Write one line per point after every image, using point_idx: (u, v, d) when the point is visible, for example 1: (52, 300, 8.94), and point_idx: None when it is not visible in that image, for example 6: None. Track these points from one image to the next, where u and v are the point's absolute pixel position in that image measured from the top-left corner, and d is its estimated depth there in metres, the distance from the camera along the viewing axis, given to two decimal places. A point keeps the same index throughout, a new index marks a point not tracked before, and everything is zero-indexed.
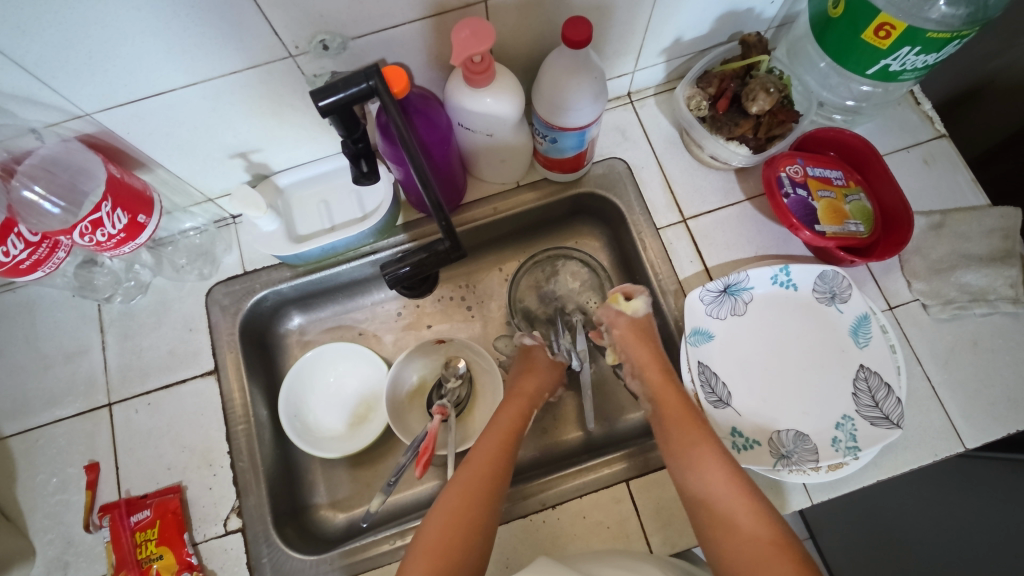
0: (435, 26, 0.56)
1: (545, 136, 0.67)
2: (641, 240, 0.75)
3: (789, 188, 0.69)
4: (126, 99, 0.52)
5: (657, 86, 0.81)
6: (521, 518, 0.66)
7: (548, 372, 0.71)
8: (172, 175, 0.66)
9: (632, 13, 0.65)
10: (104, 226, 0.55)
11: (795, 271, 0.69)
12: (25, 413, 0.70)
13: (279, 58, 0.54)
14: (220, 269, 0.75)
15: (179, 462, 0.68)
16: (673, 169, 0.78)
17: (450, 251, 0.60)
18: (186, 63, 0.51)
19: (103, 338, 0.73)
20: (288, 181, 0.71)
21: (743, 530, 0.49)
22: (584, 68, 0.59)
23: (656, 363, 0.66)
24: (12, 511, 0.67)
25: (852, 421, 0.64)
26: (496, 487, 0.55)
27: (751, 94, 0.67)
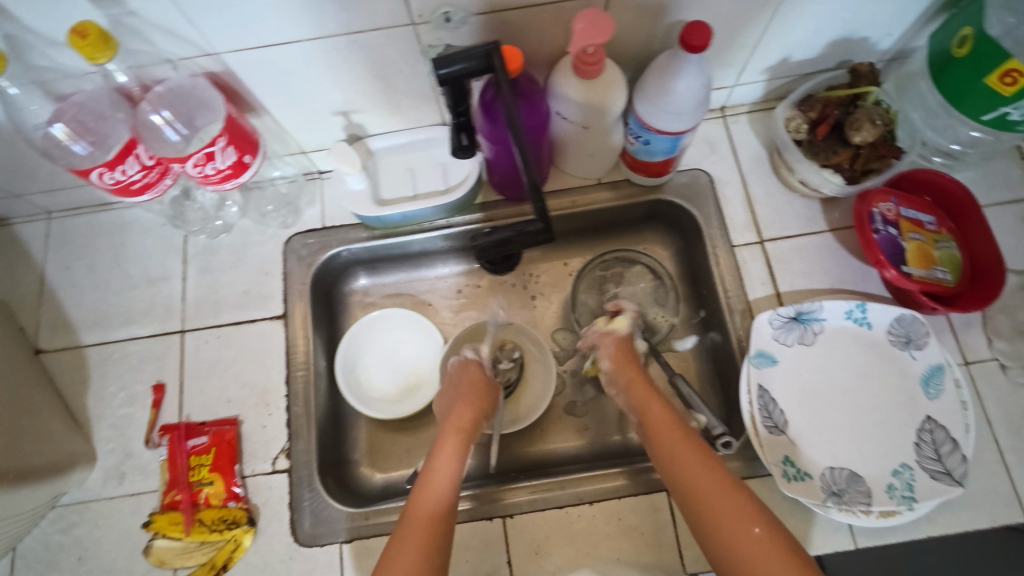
0: (557, 13, 0.57)
1: (637, 137, 0.67)
2: (714, 255, 0.75)
3: (880, 225, 0.67)
4: (255, 43, 0.55)
5: (753, 104, 0.80)
6: (502, 518, 0.66)
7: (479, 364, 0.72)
8: (276, 124, 0.68)
9: (746, 26, 0.65)
10: (216, 160, 0.57)
11: (871, 310, 0.68)
12: (104, 326, 0.74)
13: (403, 24, 0.55)
14: (302, 220, 0.77)
15: (239, 397, 0.71)
16: (757, 189, 0.77)
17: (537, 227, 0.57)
18: (318, 17, 0.53)
19: (185, 269, 0.76)
20: (380, 145, 0.73)
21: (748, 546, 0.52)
22: (693, 73, 0.58)
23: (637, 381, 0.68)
24: (80, 415, 0.71)
25: (910, 471, 0.63)
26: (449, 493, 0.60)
27: (856, 124, 0.66)
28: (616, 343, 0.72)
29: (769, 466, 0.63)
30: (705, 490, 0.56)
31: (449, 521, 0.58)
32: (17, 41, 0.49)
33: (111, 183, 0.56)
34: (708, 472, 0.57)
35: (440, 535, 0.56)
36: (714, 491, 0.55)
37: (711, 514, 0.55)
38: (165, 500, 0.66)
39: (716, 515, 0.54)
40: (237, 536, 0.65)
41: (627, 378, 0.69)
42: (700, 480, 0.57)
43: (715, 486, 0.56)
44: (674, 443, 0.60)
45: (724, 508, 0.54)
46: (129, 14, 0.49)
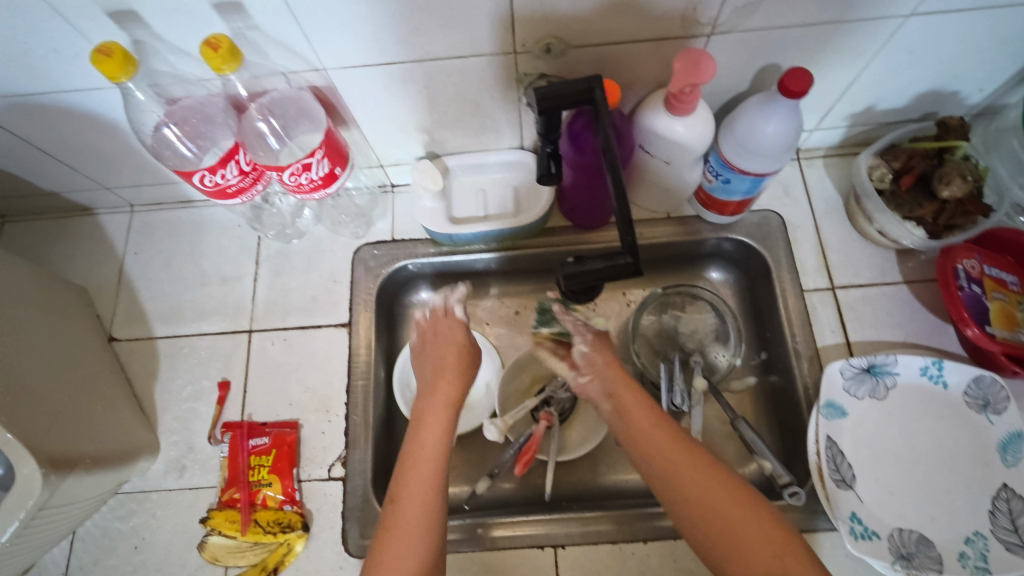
0: (655, 50, 0.57)
1: (717, 175, 0.67)
2: (782, 298, 0.74)
3: (964, 282, 0.66)
4: (361, 62, 0.57)
5: (829, 148, 0.80)
6: (553, 548, 0.66)
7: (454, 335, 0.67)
8: (362, 138, 0.70)
9: (836, 73, 0.65)
10: (311, 170, 0.58)
11: (948, 368, 0.66)
12: (176, 320, 0.76)
13: (504, 52, 0.57)
14: (373, 232, 0.79)
15: (300, 401, 0.72)
16: (830, 235, 0.77)
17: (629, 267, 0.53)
18: (426, 40, 0.54)
19: (257, 270, 0.78)
20: (457, 164, 0.75)
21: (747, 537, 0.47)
22: (785, 116, 0.58)
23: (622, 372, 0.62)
24: (148, 405, 0.73)
25: (985, 541, 0.60)
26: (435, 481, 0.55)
27: (946, 178, 0.65)
28: (593, 333, 0.67)
29: (835, 522, 0.61)
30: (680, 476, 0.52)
31: (434, 544, 0.52)
32: (144, 47, 0.52)
33: (210, 185, 0.58)
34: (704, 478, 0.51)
35: (424, 557, 0.50)
36: (691, 473, 0.51)
37: (703, 510, 0.50)
38: (223, 497, 0.67)
39: (710, 512, 0.49)
40: (290, 540, 0.65)
41: (602, 364, 0.64)
42: (701, 488, 0.51)
43: (693, 470, 0.52)
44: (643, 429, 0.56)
45: (708, 494, 0.50)
46: (253, 28, 0.51)
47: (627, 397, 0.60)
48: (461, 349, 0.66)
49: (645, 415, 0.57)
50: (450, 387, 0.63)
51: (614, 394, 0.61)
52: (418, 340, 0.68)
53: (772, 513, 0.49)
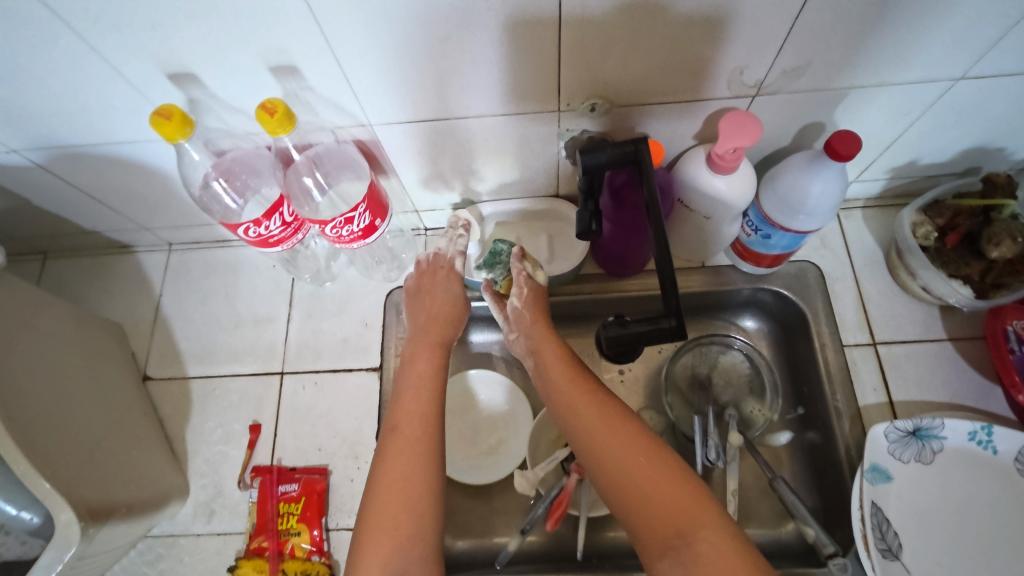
0: (699, 109, 0.57)
1: (756, 230, 0.66)
2: (822, 352, 0.72)
3: (1015, 344, 0.64)
4: (406, 118, 0.57)
5: (868, 199, 0.79)
6: None
7: (449, 290, 0.67)
8: (400, 186, 0.71)
9: (880, 131, 0.64)
10: (353, 224, 0.59)
11: (998, 433, 0.63)
12: (210, 361, 0.77)
13: (547, 110, 0.57)
14: (405, 275, 0.79)
15: (330, 446, 0.71)
16: (870, 289, 0.75)
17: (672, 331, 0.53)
18: (470, 99, 0.55)
19: (290, 311, 0.79)
20: (490, 211, 0.75)
21: (662, 497, 0.50)
22: (830, 176, 0.57)
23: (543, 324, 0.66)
24: (179, 447, 0.73)
25: None
26: (428, 435, 0.56)
27: (995, 238, 0.63)
28: (531, 287, 0.67)
29: None
30: (608, 441, 0.54)
31: (433, 495, 0.53)
32: (198, 105, 0.54)
33: (253, 236, 0.59)
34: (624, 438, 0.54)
35: (420, 507, 0.52)
36: (614, 438, 0.54)
37: (624, 472, 0.52)
38: (251, 544, 0.67)
39: (631, 474, 0.52)
40: None
41: (532, 323, 0.65)
42: (623, 452, 0.53)
43: (616, 434, 0.54)
44: (575, 394, 0.59)
45: (626, 453, 0.53)
46: (306, 89, 0.52)
47: (555, 362, 0.62)
48: (452, 304, 0.67)
49: (567, 381, 0.60)
50: (437, 337, 0.64)
51: (537, 352, 0.64)
52: (414, 283, 0.69)
53: (681, 468, 0.52)
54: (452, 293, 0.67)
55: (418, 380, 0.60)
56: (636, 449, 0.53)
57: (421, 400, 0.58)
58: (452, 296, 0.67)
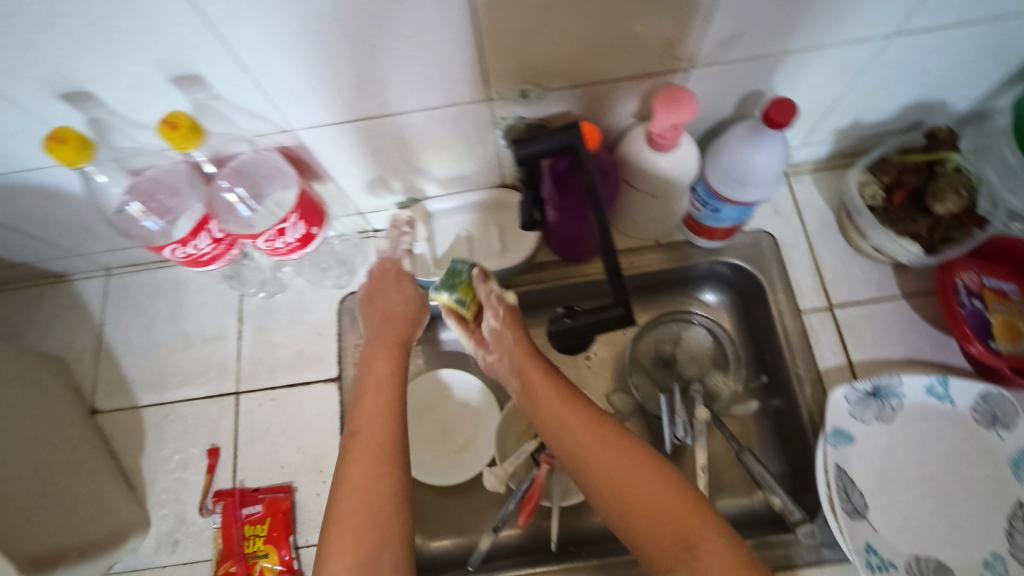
0: (634, 87, 0.55)
1: (705, 205, 0.65)
2: (781, 319, 0.72)
3: (964, 297, 0.65)
4: (330, 120, 0.54)
5: (817, 162, 0.78)
6: None
7: (409, 296, 0.64)
8: (339, 189, 0.68)
9: (819, 93, 0.63)
10: (286, 235, 0.56)
11: (954, 385, 0.64)
12: (160, 387, 0.74)
13: (478, 100, 0.55)
14: (356, 279, 0.77)
15: (292, 462, 0.70)
16: (823, 252, 0.75)
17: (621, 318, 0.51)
18: (395, 95, 0.52)
19: (240, 328, 0.76)
20: (438, 208, 0.73)
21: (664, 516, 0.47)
22: (772, 146, 0.57)
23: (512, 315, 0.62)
24: (135, 479, 0.70)
25: (1004, 563, 0.59)
26: (393, 450, 0.52)
27: (940, 193, 0.63)
28: (505, 306, 0.61)
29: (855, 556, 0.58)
30: (598, 454, 0.51)
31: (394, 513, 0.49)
32: (103, 124, 0.50)
33: (182, 256, 0.56)
34: (605, 442, 0.51)
35: (378, 528, 0.48)
36: (607, 454, 0.50)
37: (622, 491, 0.49)
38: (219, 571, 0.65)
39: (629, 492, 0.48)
40: None
41: (512, 345, 0.60)
42: (603, 450, 0.51)
43: (605, 445, 0.51)
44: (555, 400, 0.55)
45: (621, 472, 0.49)
46: (215, 98, 0.49)
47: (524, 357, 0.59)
48: (407, 305, 0.64)
49: (544, 385, 0.56)
50: (395, 339, 0.61)
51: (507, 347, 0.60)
52: (365, 291, 0.66)
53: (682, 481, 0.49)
54: (406, 295, 0.64)
55: (377, 387, 0.56)
56: (630, 464, 0.50)
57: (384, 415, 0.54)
58: (408, 304, 0.64)
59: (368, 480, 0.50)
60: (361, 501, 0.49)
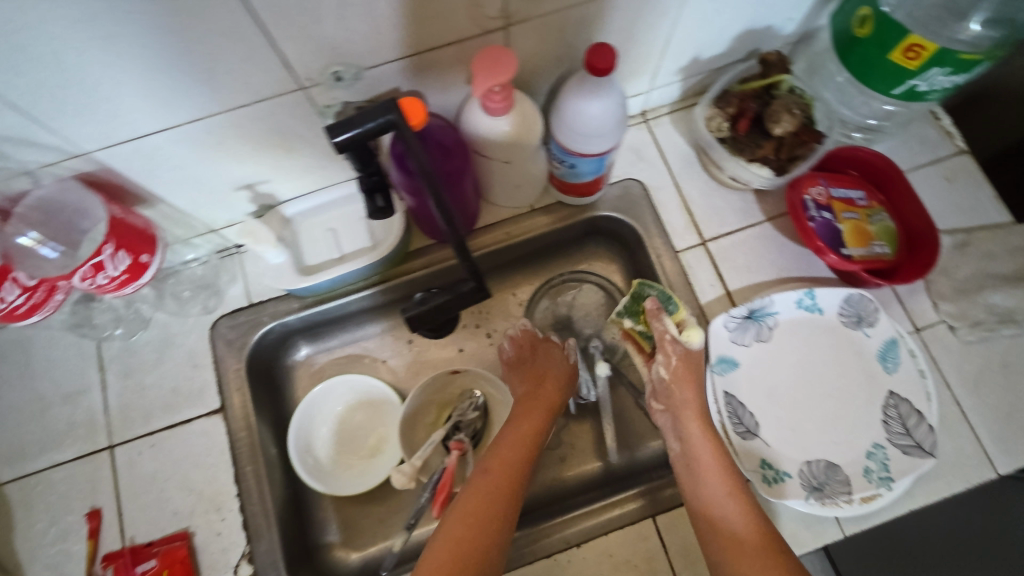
0: (455, 53, 0.53)
1: (562, 161, 0.64)
2: (660, 263, 0.73)
3: (813, 211, 0.68)
4: (127, 137, 0.49)
5: (672, 103, 0.79)
6: None
7: (557, 364, 0.71)
8: (175, 210, 0.62)
9: (650, 34, 0.63)
10: (107, 269, 0.52)
11: (820, 295, 0.68)
12: (21, 458, 0.67)
13: (290, 91, 0.51)
14: (225, 301, 0.72)
15: (186, 507, 0.65)
16: (690, 190, 0.76)
17: (474, 292, 0.57)
18: (193, 99, 0.48)
19: (104, 377, 0.69)
20: (296, 211, 0.68)
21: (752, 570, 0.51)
22: (607, 91, 0.55)
23: (688, 368, 0.64)
24: (8, 562, 0.63)
25: (884, 451, 0.63)
26: (507, 498, 0.57)
27: (776, 115, 0.66)
28: (681, 349, 0.64)
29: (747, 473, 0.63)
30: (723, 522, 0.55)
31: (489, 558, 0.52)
32: None
33: None
34: (733, 477, 0.58)
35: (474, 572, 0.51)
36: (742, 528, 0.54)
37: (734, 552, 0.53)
38: None
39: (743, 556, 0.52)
40: None
41: (682, 404, 0.63)
42: (732, 506, 0.56)
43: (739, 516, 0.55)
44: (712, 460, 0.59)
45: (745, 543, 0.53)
46: None
47: (687, 398, 0.63)
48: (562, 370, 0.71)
49: (705, 446, 0.60)
50: (534, 407, 0.66)
51: (670, 396, 0.63)
52: (515, 352, 0.73)
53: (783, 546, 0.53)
54: (561, 361, 0.71)
55: (520, 447, 0.61)
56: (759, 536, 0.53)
57: (505, 474, 0.58)
58: (567, 372, 0.71)
59: (473, 522, 0.54)
60: (455, 548, 0.52)
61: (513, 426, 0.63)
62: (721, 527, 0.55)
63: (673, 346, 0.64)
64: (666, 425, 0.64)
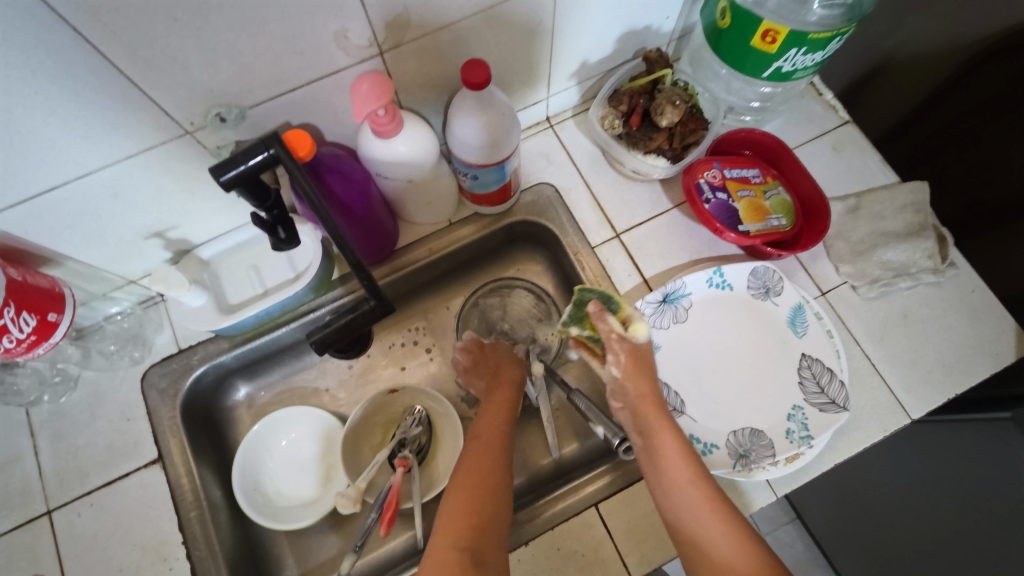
0: (337, 83, 0.55)
1: (466, 174, 0.67)
2: (579, 259, 0.76)
3: (708, 194, 0.71)
4: (16, 199, 0.50)
5: (574, 108, 0.83)
6: None
7: (508, 359, 0.75)
8: (84, 266, 0.63)
9: (532, 46, 0.66)
10: (11, 330, 0.52)
11: (728, 272, 0.71)
12: None
13: (176, 136, 0.52)
14: (153, 350, 0.72)
15: (131, 562, 0.64)
16: (599, 186, 0.80)
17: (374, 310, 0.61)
18: (76, 154, 0.49)
19: (35, 443, 0.68)
20: (211, 253, 0.69)
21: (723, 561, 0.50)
22: (491, 106, 0.59)
23: (638, 362, 0.64)
24: None
25: (802, 411, 0.66)
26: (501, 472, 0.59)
27: (659, 109, 0.69)
28: (628, 346, 0.64)
29: None
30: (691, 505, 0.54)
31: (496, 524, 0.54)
32: None
33: None
34: (689, 455, 0.57)
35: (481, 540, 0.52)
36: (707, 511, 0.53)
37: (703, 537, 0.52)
38: None
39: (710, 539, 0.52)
40: None
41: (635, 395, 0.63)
42: (695, 496, 0.54)
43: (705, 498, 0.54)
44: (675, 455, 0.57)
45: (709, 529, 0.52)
46: None
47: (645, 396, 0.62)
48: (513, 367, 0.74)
49: (666, 439, 0.59)
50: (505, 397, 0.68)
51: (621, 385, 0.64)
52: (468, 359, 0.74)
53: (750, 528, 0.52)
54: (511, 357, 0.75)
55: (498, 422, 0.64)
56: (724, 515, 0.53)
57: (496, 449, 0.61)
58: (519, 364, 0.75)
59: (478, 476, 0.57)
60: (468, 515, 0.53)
61: (493, 408, 0.66)
62: (679, 495, 0.55)
63: (623, 344, 0.64)
64: (628, 422, 0.64)
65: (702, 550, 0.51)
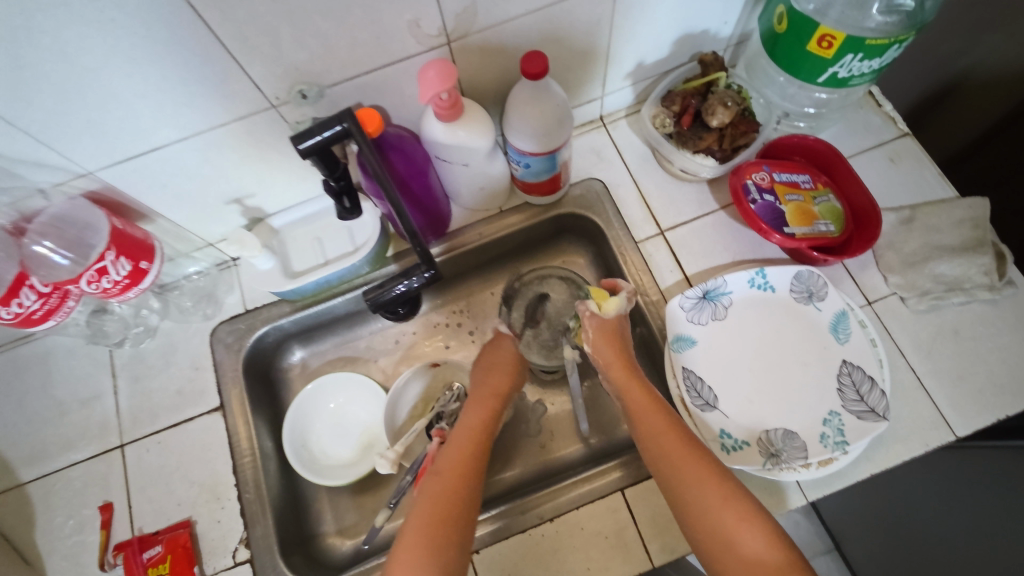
0: (406, 69, 0.60)
1: (518, 163, 0.70)
2: (622, 253, 0.78)
3: (755, 194, 0.72)
4: (124, 155, 0.57)
5: (627, 108, 0.85)
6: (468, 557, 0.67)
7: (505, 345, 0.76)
8: (172, 224, 0.70)
9: (591, 44, 0.69)
10: (109, 273, 0.60)
11: (770, 273, 0.72)
12: (41, 459, 0.73)
13: (261, 109, 0.58)
14: (223, 309, 0.79)
15: (189, 498, 0.71)
16: (647, 184, 0.82)
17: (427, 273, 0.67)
18: (178, 119, 0.55)
19: (115, 382, 0.76)
20: (282, 222, 0.75)
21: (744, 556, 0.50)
22: (547, 97, 0.62)
23: (621, 360, 0.67)
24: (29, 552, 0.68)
25: (839, 417, 0.66)
26: (476, 463, 0.62)
27: (710, 109, 0.70)
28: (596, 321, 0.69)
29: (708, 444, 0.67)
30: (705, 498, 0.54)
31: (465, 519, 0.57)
32: None
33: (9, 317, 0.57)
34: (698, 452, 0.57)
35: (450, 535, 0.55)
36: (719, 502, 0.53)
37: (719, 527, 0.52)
38: None
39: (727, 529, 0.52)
40: None
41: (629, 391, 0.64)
42: (706, 490, 0.54)
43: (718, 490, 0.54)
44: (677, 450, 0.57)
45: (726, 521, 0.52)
46: None
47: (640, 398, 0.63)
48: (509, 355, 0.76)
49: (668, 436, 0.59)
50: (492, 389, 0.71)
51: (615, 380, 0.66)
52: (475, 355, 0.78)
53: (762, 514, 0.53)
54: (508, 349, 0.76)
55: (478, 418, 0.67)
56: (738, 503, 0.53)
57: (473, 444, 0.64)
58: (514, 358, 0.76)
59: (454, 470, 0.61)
60: (437, 508, 0.57)
61: (474, 402, 0.69)
62: (690, 490, 0.55)
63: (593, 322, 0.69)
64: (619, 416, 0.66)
65: (718, 545, 0.52)
